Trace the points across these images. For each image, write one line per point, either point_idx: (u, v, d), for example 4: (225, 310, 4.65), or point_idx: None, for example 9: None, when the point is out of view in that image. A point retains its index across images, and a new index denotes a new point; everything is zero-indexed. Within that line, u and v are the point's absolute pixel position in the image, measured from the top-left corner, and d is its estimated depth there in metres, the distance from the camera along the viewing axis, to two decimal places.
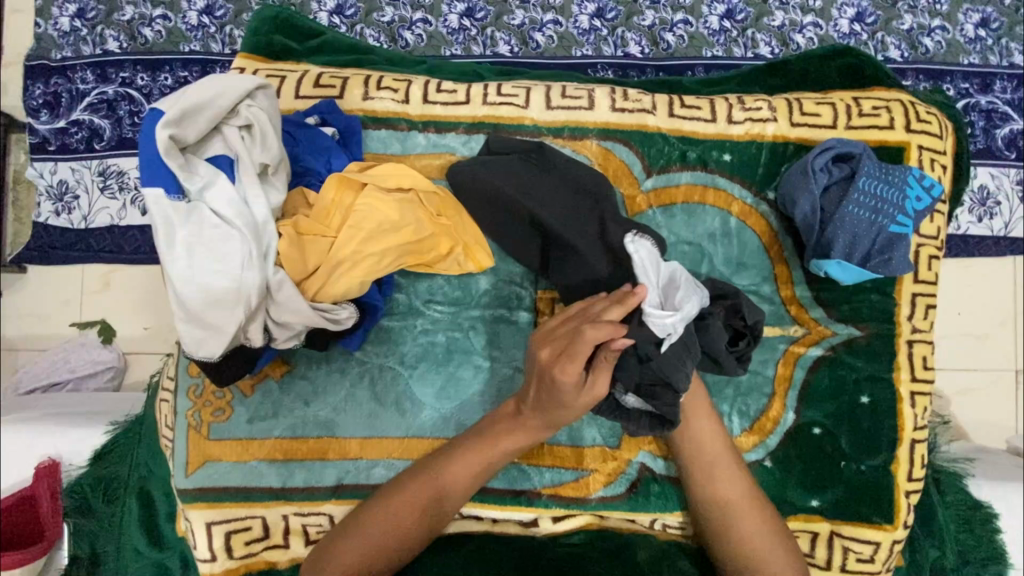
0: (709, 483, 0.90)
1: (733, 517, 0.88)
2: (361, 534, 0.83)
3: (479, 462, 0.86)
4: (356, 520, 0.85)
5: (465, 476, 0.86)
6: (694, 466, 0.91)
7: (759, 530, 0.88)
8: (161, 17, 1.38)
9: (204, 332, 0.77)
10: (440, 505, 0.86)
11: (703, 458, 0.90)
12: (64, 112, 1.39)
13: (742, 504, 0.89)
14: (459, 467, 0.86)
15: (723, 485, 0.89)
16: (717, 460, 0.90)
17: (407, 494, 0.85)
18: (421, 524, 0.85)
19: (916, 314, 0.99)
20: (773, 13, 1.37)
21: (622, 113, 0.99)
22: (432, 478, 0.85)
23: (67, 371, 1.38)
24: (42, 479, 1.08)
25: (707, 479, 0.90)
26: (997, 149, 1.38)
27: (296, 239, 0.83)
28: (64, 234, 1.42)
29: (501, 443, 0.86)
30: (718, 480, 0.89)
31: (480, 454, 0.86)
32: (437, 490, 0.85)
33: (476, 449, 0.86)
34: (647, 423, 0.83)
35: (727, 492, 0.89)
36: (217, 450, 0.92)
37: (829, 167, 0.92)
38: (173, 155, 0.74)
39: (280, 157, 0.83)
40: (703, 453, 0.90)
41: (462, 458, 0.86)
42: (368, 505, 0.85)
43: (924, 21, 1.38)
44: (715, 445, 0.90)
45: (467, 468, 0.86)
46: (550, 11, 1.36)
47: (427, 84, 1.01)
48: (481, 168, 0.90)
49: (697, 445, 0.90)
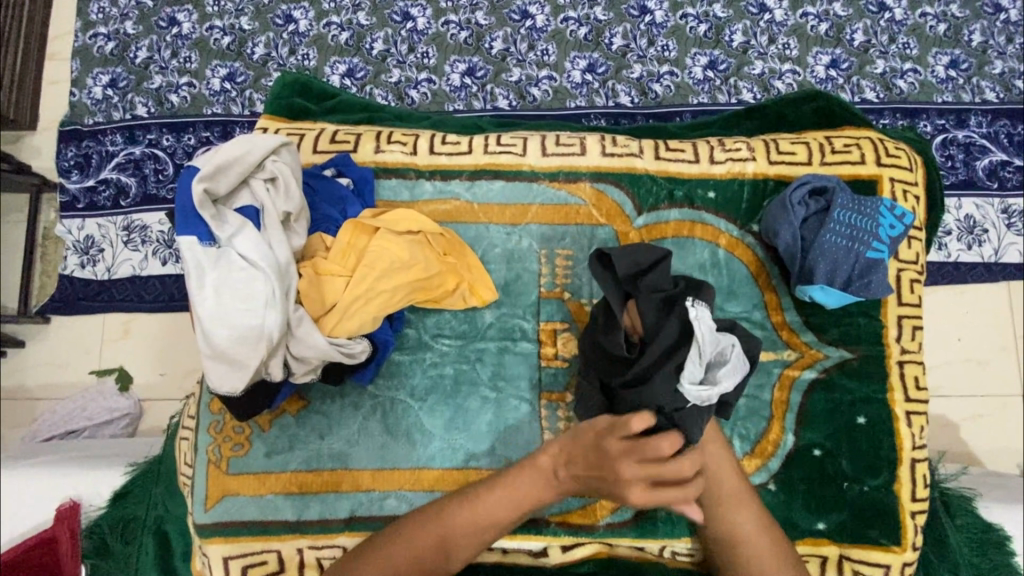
0: (719, 511, 0.91)
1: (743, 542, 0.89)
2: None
3: (487, 505, 0.87)
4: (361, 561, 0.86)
5: (468, 519, 0.87)
6: (702, 492, 0.92)
7: (767, 554, 0.88)
8: (187, 84, 1.52)
9: (227, 367, 0.82)
10: (445, 549, 0.86)
11: (711, 486, 0.91)
12: (93, 171, 1.51)
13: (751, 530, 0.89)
14: (465, 509, 0.87)
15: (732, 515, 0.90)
16: (725, 488, 0.91)
17: (412, 539, 0.86)
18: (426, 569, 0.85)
19: (904, 335, 1.03)
20: (753, 63, 1.49)
21: (612, 157, 1.08)
22: (438, 522, 0.87)
23: (85, 419, 1.43)
24: (63, 521, 1.12)
25: (716, 507, 0.91)
26: (980, 179, 1.46)
27: (315, 279, 0.90)
28: (88, 284, 1.50)
29: (511, 489, 0.87)
30: (727, 509, 0.90)
31: (485, 497, 0.87)
32: (443, 535, 0.87)
33: (483, 492, 0.88)
34: None
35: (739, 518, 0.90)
36: (235, 485, 0.96)
37: (806, 200, 0.99)
38: (206, 206, 0.83)
39: (301, 206, 0.91)
40: (711, 479, 0.91)
41: (467, 498, 0.88)
42: (373, 547, 0.87)
43: (896, 64, 1.49)
44: (721, 471, 0.91)
45: (473, 512, 0.87)
46: (545, 68, 1.49)
47: (433, 137, 1.10)
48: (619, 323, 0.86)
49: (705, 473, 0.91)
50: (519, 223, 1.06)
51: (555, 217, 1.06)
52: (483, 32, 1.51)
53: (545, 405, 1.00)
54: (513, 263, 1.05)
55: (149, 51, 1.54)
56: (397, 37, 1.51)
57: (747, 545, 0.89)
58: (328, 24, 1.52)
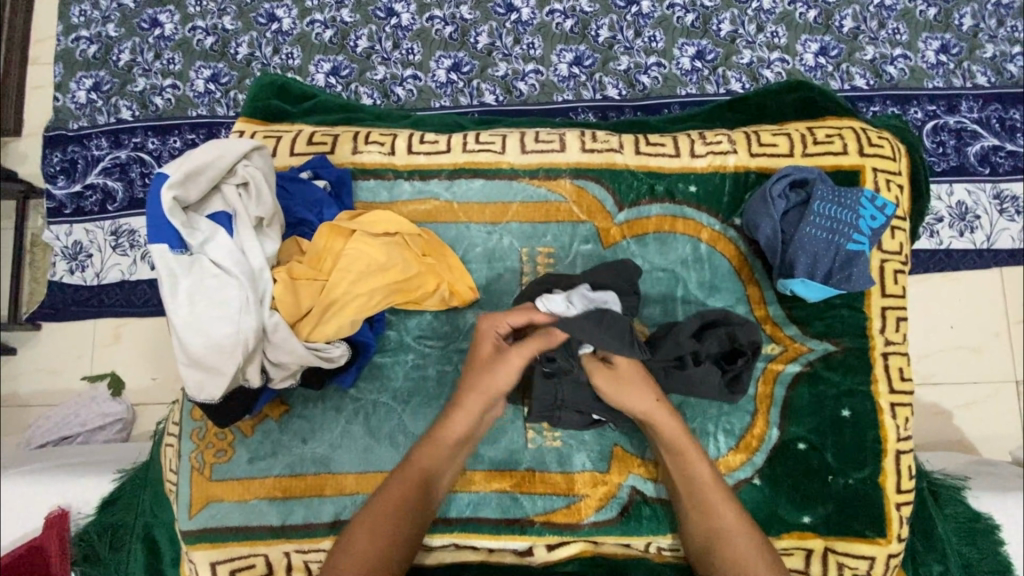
0: (694, 504, 0.91)
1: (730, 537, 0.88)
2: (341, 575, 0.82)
3: (422, 462, 0.90)
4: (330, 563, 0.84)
5: (414, 480, 0.89)
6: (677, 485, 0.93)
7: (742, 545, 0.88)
8: (171, 86, 1.51)
9: (205, 375, 0.82)
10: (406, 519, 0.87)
11: (684, 479, 0.92)
12: (79, 177, 1.50)
13: (725, 521, 0.89)
14: (405, 471, 0.90)
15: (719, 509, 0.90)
16: (699, 480, 0.91)
17: (372, 516, 0.87)
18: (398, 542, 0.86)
19: (888, 326, 1.02)
20: (741, 52, 1.47)
21: (592, 153, 1.07)
22: (386, 493, 0.88)
23: (78, 425, 1.41)
24: (53, 528, 1.12)
25: (692, 499, 0.91)
26: (970, 165, 1.44)
27: (291, 283, 0.89)
28: (76, 290, 1.50)
29: (434, 445, 0.91)
30: (702, 500, 0.90)
31: (416, 457, 0.91)
32: (396, 506, 0.87)
33: (413, 454, 0.91)
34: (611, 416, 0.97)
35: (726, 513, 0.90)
36: (219, 491, 0.96)
37: (786, 193, 0.98)
38: (176, 214, 0.82)
39: (274, 211, 0.90)
40: (683, 473, 0.92)
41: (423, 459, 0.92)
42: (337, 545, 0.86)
43: (886, 50, 1.47)
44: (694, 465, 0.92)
45: (413, 473, 0.90)
46: (531, 62, 1.48)
47: (411, 136, 1.09)
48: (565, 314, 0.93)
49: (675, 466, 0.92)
50: (500, 222, 1.05)
51: (535, 215, 1.05)
52: (468, 26, 1.49)
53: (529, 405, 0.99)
54: (494, 262, 1.04)
55: (132, 53, 1.52)
56: (382, 34, 1.50)
57: (724, 539, 0.88)
58: (312, 22, 1.51)
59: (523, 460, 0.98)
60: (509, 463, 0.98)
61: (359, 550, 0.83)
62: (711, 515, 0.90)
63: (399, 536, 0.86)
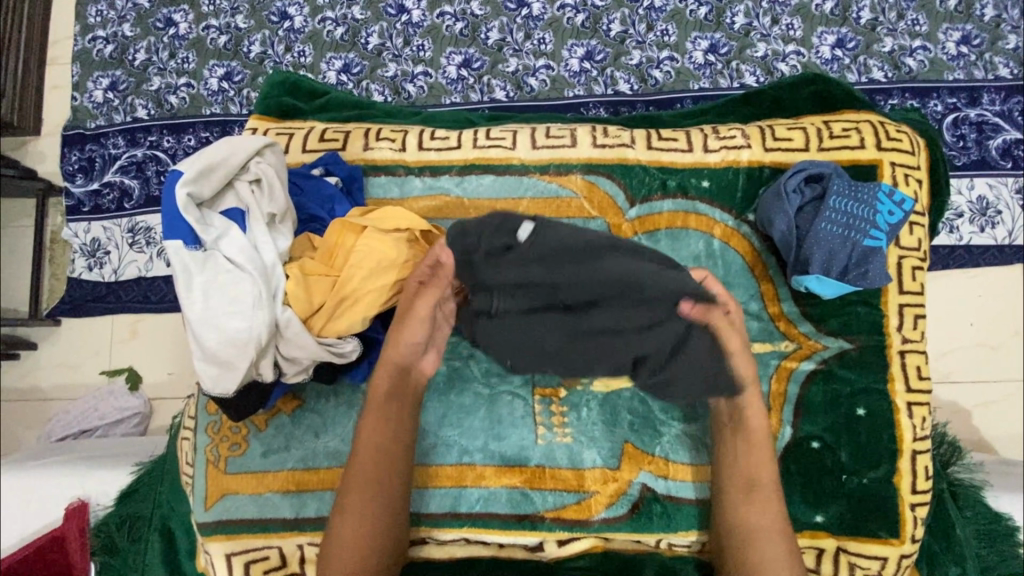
0: (746, 499, 0.91)
1: (762, 539, 0.90)
2: (347, 556, 0.87)
3: (372, 433, 0.91)
4: (331, 550, 0.88)
5: (376, 451, 0.91)
6: (730, 481, 0.93)
7: (779, 547, 0.89)
8: (186, 85, 1.52)
9: (219, 370, 0.83)
10: (382, 488, 0.90)
11: (747, 473, 0.92)
12: (97, 175, 1.52)
13: (767, 523, 0.90)
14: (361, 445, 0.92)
15: (765, 509, 0.91)
16: (758, 478, 0.92)
17: (351, 496, 0.89)
18: (383, 513, 0.90)
19: (905, 324, 1.00)
20: (755, 45, 1.45)
21: (603, 148, 1.06)
22: (355, 472, 0.90)
23: (97, 418, 1.44)
24: (74, 519, 1.13)
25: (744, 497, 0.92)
26: (992, 159, 1.41)
27: (303, 279, 0.89)
28: (95, 287, 1.52)
29: (376, 411, 0.92)
30: (756, 498, 0.91)
31: (365, 430, 0.92)
32: (369, 481, 0.90)
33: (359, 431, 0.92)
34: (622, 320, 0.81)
35: (766, 515, 0.90)
36: (234, 484, 0.97)
37: (801, 188, 0.97)
38: (190, 210, 0.83)
39: (286, 207, 0.91)
40: (748, 469, 0.92)
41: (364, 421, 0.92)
42: (331, 530, 0.89)
43: (905, 42, 1.44)
44: (759, 463, 0.92)
45: (368, 445, 0.91)
46: (541, 57, 1.47)
47: (422, 132, 1.09)
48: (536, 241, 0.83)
49: (749, 456, 0.93)
50: None
51: (545, 211, 1.05)
52: (479, 22, 1.48)
53: (539, 402, 0.99)
54: None
55: (148, 53, 1.54)
56: (393, 31, 1.50)
57: (762, 540, 0.89)
58: (323, 19, 1.51)
59: (533, 456, 0.98)
60: (520, 459, 0.98)
61: (356, 512, 0.89)
62: (755, 514, 0.91)
63: (384, 509, 0.90)
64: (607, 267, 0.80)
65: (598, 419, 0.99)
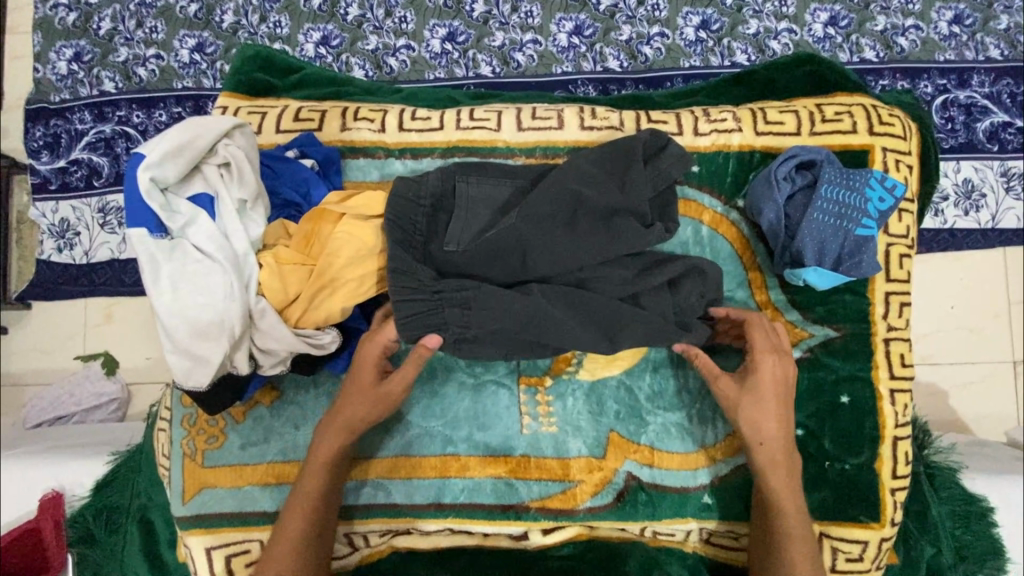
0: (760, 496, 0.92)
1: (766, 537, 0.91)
2: (286, 549, 0.86)
3: (335, 432, 0.89)
4: (281, 531, 0.87)
5: (340, 445, 0.90)
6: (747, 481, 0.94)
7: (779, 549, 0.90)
8: (156, 56, 1.44)
9: (190, 362, 0.80)
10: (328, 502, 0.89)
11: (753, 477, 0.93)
12: (63, 152, 1.44)
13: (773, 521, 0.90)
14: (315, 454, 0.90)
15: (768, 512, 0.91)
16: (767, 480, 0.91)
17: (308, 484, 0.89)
18: (334, 505, 0.90)
19: (891, 312, 1.00)
20: (747, 22, 1.40)
21: (591, 130, 1.03)
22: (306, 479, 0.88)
23: (72, 404, 1.40)
24: (47, 511, 1.11)
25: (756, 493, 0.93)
26: (979, 142, 1.39)
27: (277, 268, 0.86)
28: (66, 269, 1.45)
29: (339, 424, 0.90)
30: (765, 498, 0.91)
31: (338, 413, 0.90)
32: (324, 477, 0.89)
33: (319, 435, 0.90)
34: (464, 228, 0.88)
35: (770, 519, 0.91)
36: (212, 478, 0.95)
37: (792, 175, 0.96)
38: (154, 196, 0.79)
39: (258, 192, 0.87)
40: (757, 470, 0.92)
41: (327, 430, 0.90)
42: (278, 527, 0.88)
43: (897, 21, 1.40)
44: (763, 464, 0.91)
45: (325, 448, 0.89)
46: (529, 31, 1.41)
47: (403, 112, 1.05)
48: (578, 168, 0.88)
49: (767, 473, 0.90)
50: None
51: None
52: None
53: (525, 392, 0.98)
54: None
55: (113, 21, 1.45)
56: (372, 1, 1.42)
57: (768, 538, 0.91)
58: None
59: (518, 446, 0.97)
60: (504, 449, 0.97)
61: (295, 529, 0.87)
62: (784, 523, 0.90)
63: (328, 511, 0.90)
64: (629, 176, 0.87)
65: (584, 408, 0.98)
